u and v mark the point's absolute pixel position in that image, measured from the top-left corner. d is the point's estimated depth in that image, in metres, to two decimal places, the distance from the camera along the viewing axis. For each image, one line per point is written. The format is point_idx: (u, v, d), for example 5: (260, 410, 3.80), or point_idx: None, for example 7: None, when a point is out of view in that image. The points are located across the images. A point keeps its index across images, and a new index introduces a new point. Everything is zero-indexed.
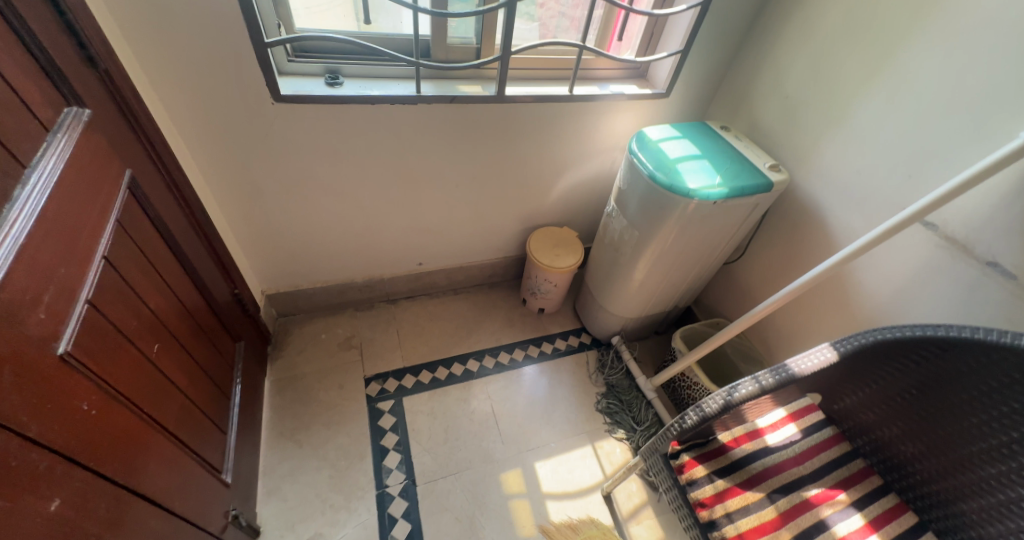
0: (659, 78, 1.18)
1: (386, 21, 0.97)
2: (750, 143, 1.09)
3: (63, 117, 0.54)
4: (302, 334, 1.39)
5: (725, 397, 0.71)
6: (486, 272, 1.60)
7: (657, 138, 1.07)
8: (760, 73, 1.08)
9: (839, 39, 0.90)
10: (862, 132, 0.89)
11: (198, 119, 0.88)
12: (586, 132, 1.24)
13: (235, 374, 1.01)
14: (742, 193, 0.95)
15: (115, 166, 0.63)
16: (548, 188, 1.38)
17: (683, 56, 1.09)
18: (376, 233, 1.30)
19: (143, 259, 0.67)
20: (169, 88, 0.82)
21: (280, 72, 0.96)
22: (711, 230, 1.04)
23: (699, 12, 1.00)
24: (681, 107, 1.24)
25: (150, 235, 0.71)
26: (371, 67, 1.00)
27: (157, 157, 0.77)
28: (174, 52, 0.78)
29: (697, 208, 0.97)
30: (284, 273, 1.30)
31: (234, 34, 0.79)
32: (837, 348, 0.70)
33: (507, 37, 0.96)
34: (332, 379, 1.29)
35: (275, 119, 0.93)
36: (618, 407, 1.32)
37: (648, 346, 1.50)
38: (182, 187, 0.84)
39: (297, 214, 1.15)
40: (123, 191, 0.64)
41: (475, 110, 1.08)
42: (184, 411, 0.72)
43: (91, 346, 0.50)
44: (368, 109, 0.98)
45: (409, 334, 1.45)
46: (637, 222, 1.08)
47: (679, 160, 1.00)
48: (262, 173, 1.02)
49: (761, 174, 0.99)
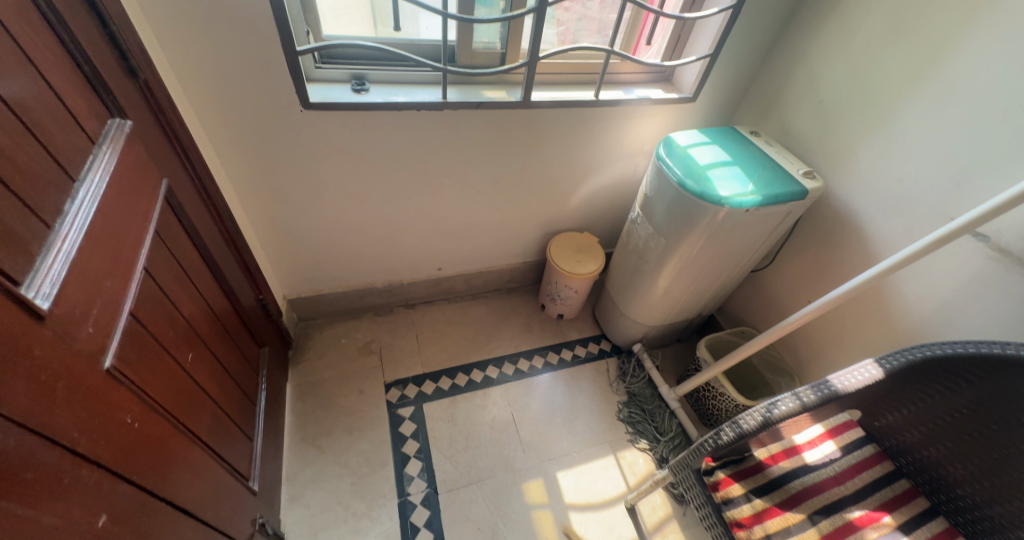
0: (685, 82, 1.16)
1: (412, 27, 0.96)
2: (781, 148, 1.06)
3: (107, 129, 0.55)
4: (322, 338, 1.39)
5: (764, 413, 0.68)
6: (504, 277, 1.59)
7: (685, 144, 1.04)
8: (793, 77, 1.05)
9: (880, 42, 0.87)
10: (903, 139, 0.86)
11: (228, 126, 0.88)
12: (610, 137, 1.22)
13: (261, 381, 1.02)
14: (776, 201, 0.93)
15: (152, 177, 0.63)
16: (569, 194, 1.36)
17: (712, 60, 1.07)
18: (396, 238, 1.29)
19: (179, 269, 0.68)
20: (200, 97, 0.82)
21: (307, 79, 0.96)
22: (741, 238, 1.02)
23: (730, 15, 0.98)
24: (706, 111, 1.22)
25: (184, 245, 0.72)
26: (396, 73, 1.00)
27: (192, 166, 0.77)
28: (208, 59, 0.78)
29: (728, 216, 0.94)
30: (305, 278, 1.30)
31: (266, 43, 0.78)
32: (883, 365, 0.67)
33: (535, 42, 0.95)
34: (352, 385, 1.29)
35: (302, 125, 0.93)
36: (640, 417, 1.30)
37: (669, 354, 1.47)
38: (213, 195, 0.85)
39: (321, 220, 1.15)
40: (160, 202, 0.65)
41: (500, 116, 1.07)
42: (215, 420, 0.72)
43: (133, 358, 0.50)
44: (394, 115, 0.97)
45: (429, 339, 1.44)
46: (664, 229, 1.06)
47: (709, 167, 0.98)
48: (288, 179, 1.02)
49: (795, 180, 0.96)
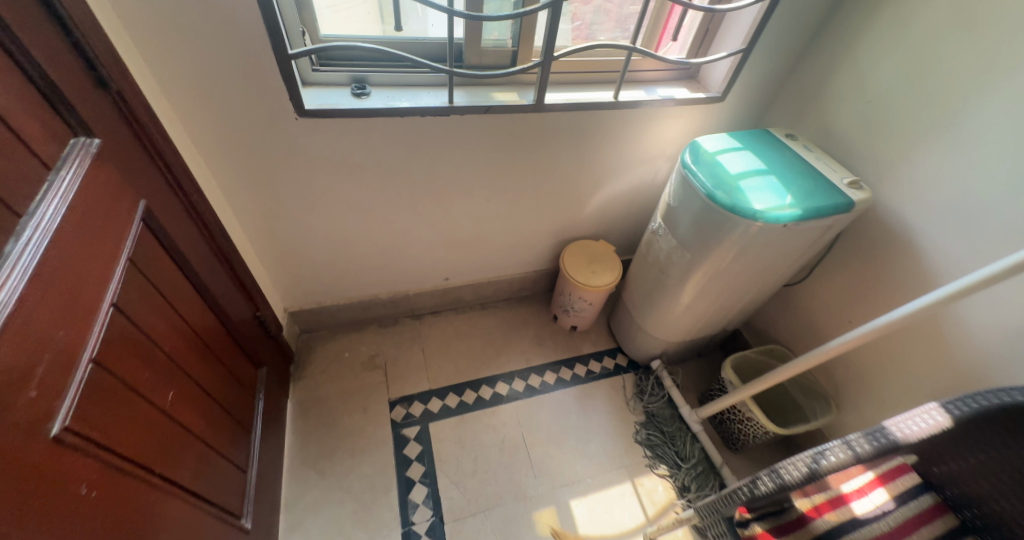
0: (712, 80, 1.07)
1: (417, 25, 0.89)
2: (822, 154, 0.96)
3: (69, 149, 0.48)
4: (325, 352, 1.33)
5: (809, 464, 0.60)
6: (515, 286, 1.51)
7: (714, 150, 0.95)
8: (835, 76, 0.96)
9: (943, 38, 0.77)
10: (968, 148, 0.76)
11: (220, 136, 0.82)
12: (630, 141, 1.13)
13: (258, 404, 0.97)
14: (818, 215, 0.83)
15: (127, 200, 0.57)
16: (584, 201, 1.28)
17: (744, 56, 0.98)
18: (402, 248, 1.23)
19: (159, 299, 0.62)
20: (187, 105, 0.76)
21: (304, 83, 0.89)
22: (775, 255, 0.93)
23: (766, 6, 0.90)
24: (735, 110, 1.13)
25: (167, 270, 0.66)
26: (399, 75, 0.93)
27: (177, 183, 0.71)
28: (193, 65, 0.71)
29: (762, 231, 0.85)
30: (307, 291, 1.24)
31: (257, 47, 0.72)
32: (950, 411, 0.59)
33: (550, 41, 0.87)
34: (356, 402, 1.24)
35: (299, 134, 0.86)
36: (660, 440, 1.22)
37: (690, 371, 1.39)
38: (202, 211, 0.79)
39: (321, 231, 1.09)
40: (136, 227, 0.59)
41: (510, 120, 0.99)
42: (201, 459, 0.67)
43: (94, 415, 0.44)
44: (398, 122, 0.90)
45: (435, 353, 1.38)
46: (689, 243, 0.98)
47: (741, 176, 0.89)
48: (286, 191, 0.96)
49: (838, 190, 0.86)
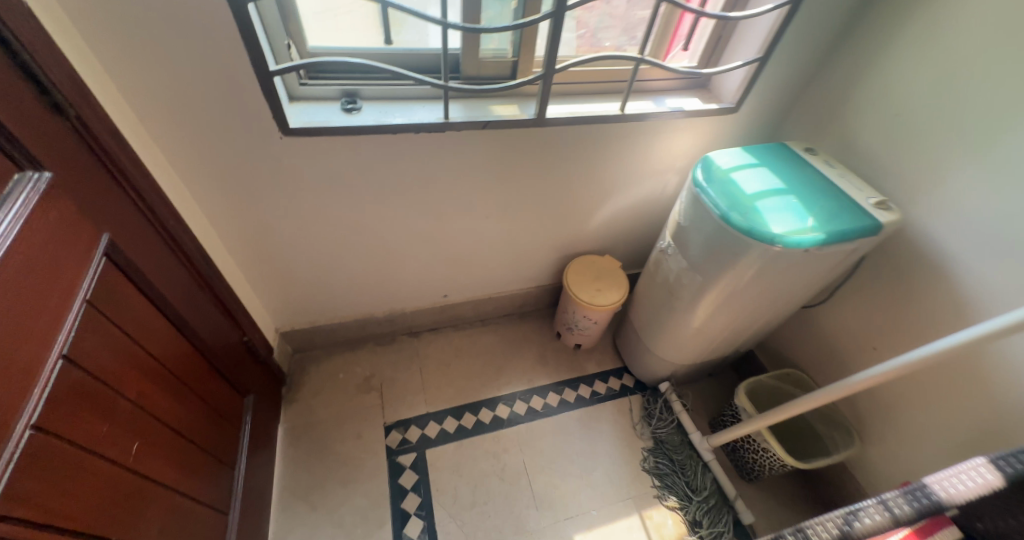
0: (726, 90, 1.01)
1: (411, 35, 0.84)
2: (846, 170, 0.90)
3: (13, 187, 0.43)
4: (318, 373, 1.28)
5: (841, 527, 0.54)
6: (517, 302, 1.45)
7: (727, 166, 0.89)
8: (861, 88, 0.90)
9: (984, 51, 0.71)
10: (1007, 170, 0.70)
11: (200, 157, 0.77)
12: (637, 154, 1.07)
13: (244, 435, 0.92)
14: (843, 239, 0.77)
15: (86, 236, 0.53)
16: (589, 215, 1.22)
17: (761, 65, 0.92)
18: (398, 266, 1.18)
19: (124, 340, 0.57)
20: (163, 126, 0.71)
21: (291, 97, 0.84)
22: (795, 279, 0.86)
23: (786, 13, 0.84)
24: (749, 120, 1.06)
25: (137, 306, 0.61)
26: (392, 89, 0.87)
27: (150, 210, 0.67)
28: (168, 83, 0.66)
29: (781, 255, 0.79)
30: (298, 310, 1.19)
31: (236, 65, 0.67)
32: (1002, 470, 0.51)
33: (552, 52, 0.81)
34: (350, 427, 1.19)
35: (285, 153, 0.81)
36: (669, 469, 1.16)
37: (700, 392, 1.32)
38: (180, 238, 0.74)
39: (313, 251, 1.04)
40: (98, 265, 0.54)
41: (510, 135, 0.93)
42: (171, 511, 0.62)
43: (24, 489, 0.39)
44: (390, 139, 0.85)
45: (434, 373, 1.32)
46: (700, 266, 0.92)
47: (757, 196, 0.83)
48: (273, 211, 0.91)
49: (864, 212, 0.80)
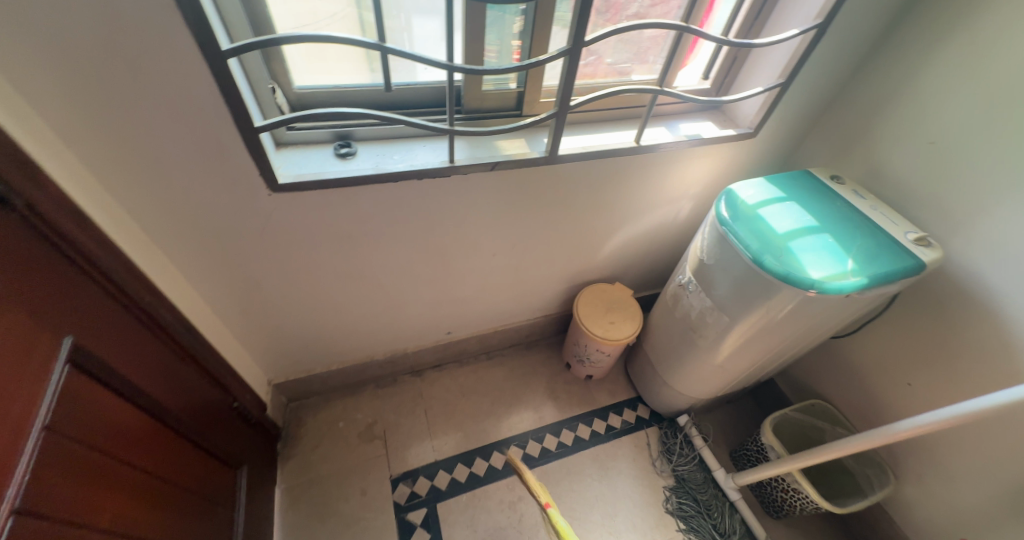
0: (742, 115, 0.96)
1: (408, 70, 0.76)
2: (877, 201, 0.85)
3: None
4: (316, 423, 1.20)
5: None
6: (523, 333, 1.38)
7: (754, 202, 0.83)
8: (890, 114, 0.86)
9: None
10: None
11: (178, 220, 0.69)
12: (651, 183, 1.01)
13: (238, 514, 0.84)
14: (887, 282, 0.71)
15: (42, 347, 0.45)
16: (599, 245, 1.16)
17: (782, 90, 0.87)
18: (399, 309, 1.10)
19: (92, 456, 0.49)
20: (132, 193, 0.62)
21: (277, 144, 0.75)
22: (829, 321, 0.81)
23: (812, 37, 0.79)
24: (767, 142, 1.01)
25: (110, 409, 0.53)
26: (390, 128, 0.79)
27: (121, 290, 0.59)
28: (137, 146, 0.58)
29: (821, 301, 0.74)
30: (293, 361, 1.10)
31: (217, 122, 0.59)
32: None
33: (565, 89, 0.74)
34: (353, 483, 1.11)
35: (274, 209, 0.73)
36: (693, 510, 1.11)
37: (719, 421, 1.27)
38: (155, 314, 0.66)
39: (307, 302, 0.95)
40: (58, 378, 0.46)
41: (518, 174, 0.86)
42: None
43: None
44: (390, 186, 0.77)
45: (440, 416, 1.25)
46: (727, 306, 0.86)
47: (790, 236, 0.77)
48: (261, 267, 0.83)
49: (905, 249, 0.75)
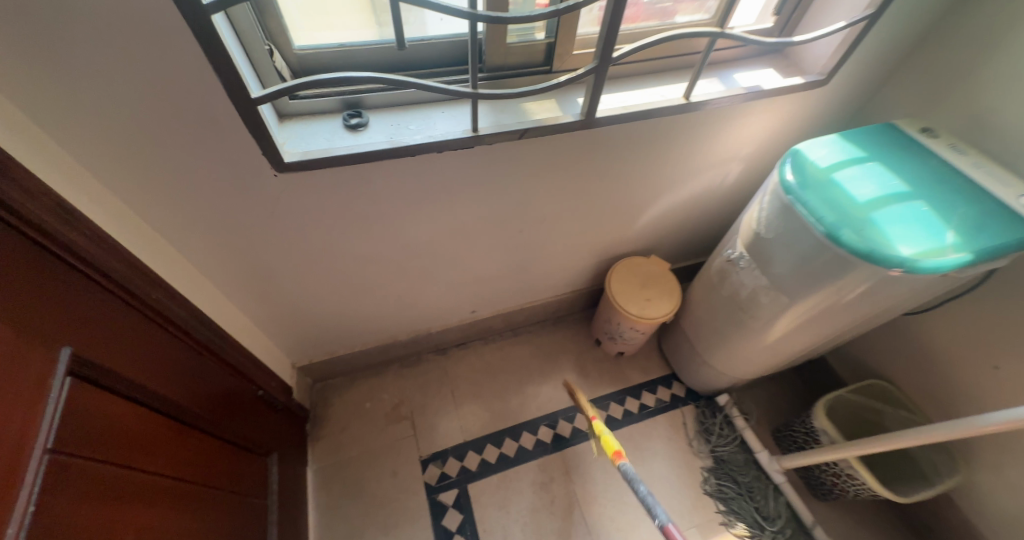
0: (812, 59, 0.82)
1: (419, 23, 0.66)
2: (976, 158, 0.72)
3: None
4: (343, 403, 1.18)
5: None
6: (551, 309, 1.32)
7: (826, 164, 0.72)
8: (1001, 52, 0.71)
9: None
10: None
11: (179, 207, 0.63)
12: (697, 145, 0.89)
13: (270, 503, 0.83)
14: (994, 257, 0.60)
15: (33, 361, 0.40)
16: (634, 216, 1.05)
17: (871, 24, 0.72)
18: (421, 290, 1.04)
19: (103, 472, 0.45)
20: (124, 179, 0.56)
21: (279, 117, 0.67)
22: (911, 301, 0.71)
23: None
24: (834, 91, 0.87)
25: (121, 417, 0.49)
26: (403, 93, 0.70)
27: (120, 289, 0.54)
28: (121, 127, 0.51)
29: (908, 280, 0.63)
30: (316, 344, 1.07)
31: (208, 96, 0.51)
32: None
33: (608, 37, 0.62)
34: (383, 463, 1.10)
35: (281, 191, 0.66)
36: (734, 492, 1.06)
37: (761, 399, 1.20)
38: (162, 310, 0.61)
39: (325, 287, 0.90)
40: (55, 394, 0.42)
41: (550, 140, 0.76)
42: None
43: None
44: (408, 160, 0.69)
45: (467, 395, 1.21)
46: (788, 284, 0.76)
47: (872, 204, 0.66)
48: (274, 252, 0.77)
49: (1016, 217, 0.63)
